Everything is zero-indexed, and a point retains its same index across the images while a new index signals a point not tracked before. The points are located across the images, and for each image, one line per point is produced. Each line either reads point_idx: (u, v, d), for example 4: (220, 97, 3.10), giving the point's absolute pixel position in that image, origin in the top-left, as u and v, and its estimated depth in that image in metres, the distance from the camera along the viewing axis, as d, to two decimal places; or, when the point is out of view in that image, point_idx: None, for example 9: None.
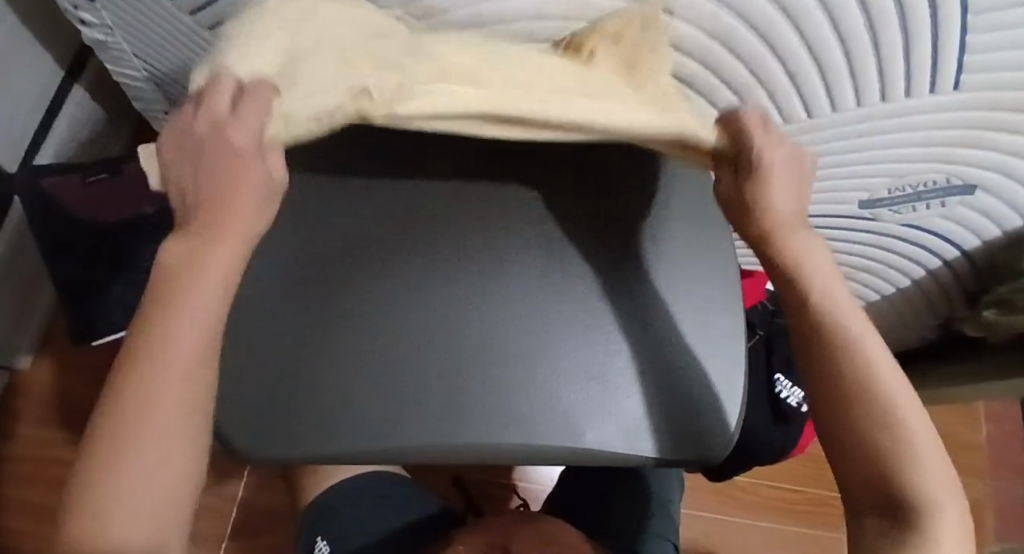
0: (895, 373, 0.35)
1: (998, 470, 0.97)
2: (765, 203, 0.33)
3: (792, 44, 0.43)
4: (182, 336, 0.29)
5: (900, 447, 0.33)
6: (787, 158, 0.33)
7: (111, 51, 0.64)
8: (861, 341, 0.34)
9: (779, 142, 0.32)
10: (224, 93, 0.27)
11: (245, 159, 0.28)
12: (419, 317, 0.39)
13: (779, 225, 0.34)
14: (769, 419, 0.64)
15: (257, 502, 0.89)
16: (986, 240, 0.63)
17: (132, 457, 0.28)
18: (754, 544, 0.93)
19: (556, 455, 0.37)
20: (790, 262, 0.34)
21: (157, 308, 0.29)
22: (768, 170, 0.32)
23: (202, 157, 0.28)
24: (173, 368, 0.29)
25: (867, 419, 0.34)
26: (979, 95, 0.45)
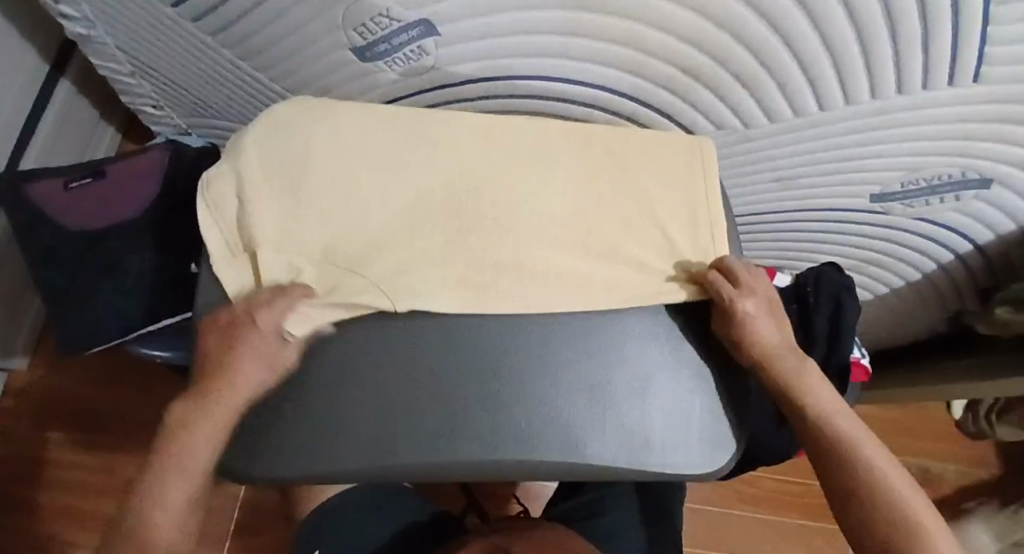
0: (858, 425, 0.41)
1: (1004, 460, 1.00)
2: (745, 338, 0.40)
3: (807, 36, 0.41)
4: (196, 446, 0.37)
5: (877, 487, 0.40)
6: (759, 302, 0.40)
7: (94, 45, 0.62)
8: (823, 405, 0.41)
9: (750, 293, 0.40)
10: (263, 292, 0.38)
11: (257, 337, 0.37)
12: (416, 335, 0.38)
13: (768, 352, 0.40)
14: (774, 424, 0.62)
15: (256, 501, 0.89)
16: (1000, 233, 0.61)
17: (152, 508, 0.36)
18: (758, 537, 0.93)
19: (553, 472, 0.36)
20: (777, 377, 0.41)
21: (175, 429, 0.37)
22: (747, 314, 0.40)
23: (224, 338, 0.37)
24: (182, 479, 0.37)
25: (847, 465, 0.40)
26: (1002, 88, 0.43)
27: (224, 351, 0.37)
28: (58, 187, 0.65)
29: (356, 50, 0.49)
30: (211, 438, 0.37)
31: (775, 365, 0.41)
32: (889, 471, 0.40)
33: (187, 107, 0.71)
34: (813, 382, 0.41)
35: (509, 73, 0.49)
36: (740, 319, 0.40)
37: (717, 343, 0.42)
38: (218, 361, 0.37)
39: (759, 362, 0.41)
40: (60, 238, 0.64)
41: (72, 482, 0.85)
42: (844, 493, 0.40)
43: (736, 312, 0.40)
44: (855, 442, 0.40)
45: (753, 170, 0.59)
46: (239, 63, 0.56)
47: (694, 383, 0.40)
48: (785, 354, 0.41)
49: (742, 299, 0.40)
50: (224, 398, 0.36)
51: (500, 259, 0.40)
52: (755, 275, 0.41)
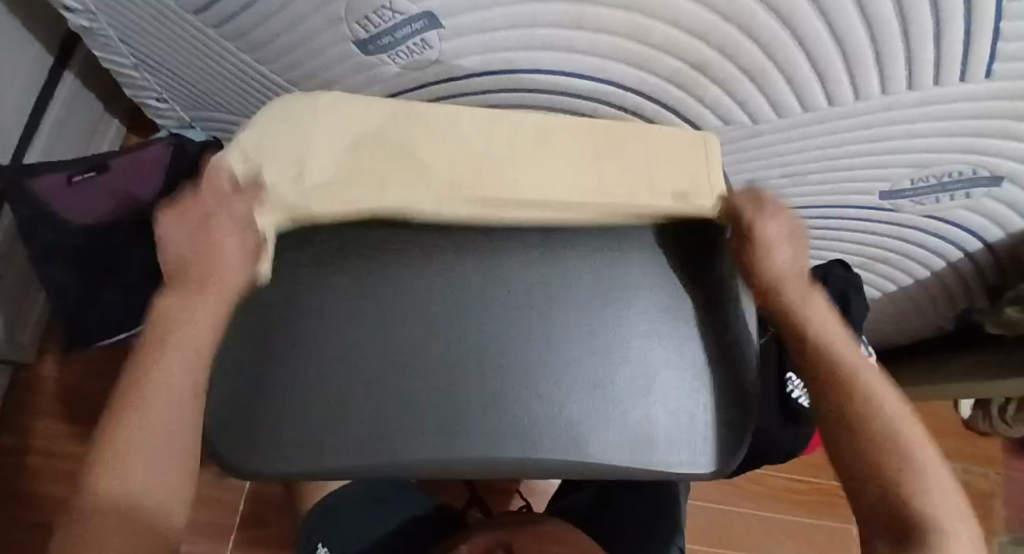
0: (896, 406, 0.41)
1: (1012, 459, 0.99)
2: (761, 261, 0.41)
3: (815, 30, 0.40)
4: (190, 332, 0.36)
5: (904, 476, 0.39)
6: (782, 225, 0.40)
7: (98, 37, 0.62)
8: (862, 376, 0.41)
9: (776, 214, 0.40)
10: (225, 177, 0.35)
11: (240, 214, 0.36)
12: (416, 329, 0.37)
13: (779, 281, 0.41)
14: (780, 420, 0.64)
15: (260, 494, 0.89)
16: (1010, 231, 0.60)
17: (140, 404, 0.35)
18: (762, 534, 0.93)
19: (555, 469, 0.36)
20: (790, 309, 0.41)
21: (161, 320, 0.36)
22: (767, 237, 0.40)
23: (202, 224, 0.36)
24: (174, 369, 0.35)
25: (877, 444, 0.40)
26: (1014, 83, 0.42)
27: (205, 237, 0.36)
28: (62, 180, 0.63)
29: (360, 43, 0.49)
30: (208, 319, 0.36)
31: (784, 293, 0.41)
32: (884, 401, 0.41)
33: (190, 100, 0.70)
34: (847, 350, 0.41)
35: (514, 66, 0.49)
36: (758, 241, 0.40)
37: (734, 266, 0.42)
38: (199, 242, 0.36)
39: (771, 285, 0.41)
40: (65, 235, 0.65)
41: (77, 473, 0.86)
42: (832, 421, 0.41)
43: (757, 232, 0.40)
44: (890, 422, 0.40)
45: (760, 166, 0.58)
46: (242, 56, 0.56)
47: (701, 380, 0.39)
48: (806, 300, 0.42)
49: (765, 220, 0.40)
50: (216, 274, 0.36)
51: (499, 253, 0.39)
52: (782, 203, 0.41)
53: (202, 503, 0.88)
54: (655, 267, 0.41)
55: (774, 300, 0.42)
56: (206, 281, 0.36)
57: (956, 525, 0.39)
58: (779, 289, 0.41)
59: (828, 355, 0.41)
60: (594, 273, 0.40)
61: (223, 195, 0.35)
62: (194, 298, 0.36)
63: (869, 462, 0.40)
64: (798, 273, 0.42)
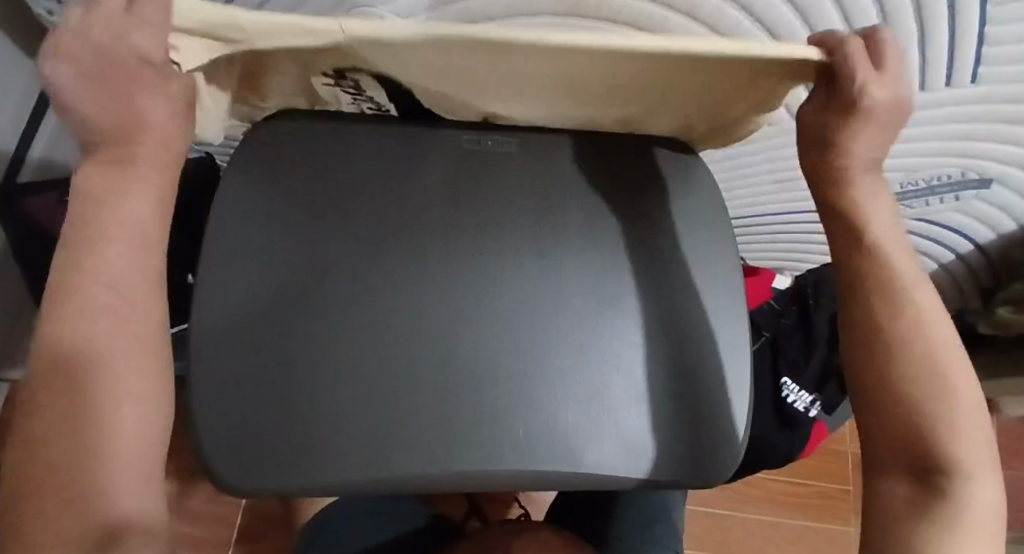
0: (950, 340, 0.35)
1: (1007, 458, 1.01)
2: (838, 137, 0.34)
3: (801, 39, 0.41)
4: (128, 218, 0.31)
5: (938, 413, 0.32)
6: (889, 100, 0.33)
7: None
8: (915, 299, 0.35)
9: (888, 79, 0.32)
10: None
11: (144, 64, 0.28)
12: (409, 342, 0.38)
13: (847, 165, 0.35)
14: (776, 423, 0.65)
15: (258, 510, 0.89)
16: (1000, 232, 0.61)
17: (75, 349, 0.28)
18: (763, 539, 0.93)
19: (548, 480, 0.36)
20: (851, 205, 0.36)
21: (87, 208, 0.30)
22: (868, 108, 0.33)
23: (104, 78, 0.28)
24: (114, 280, 0.30)
25: (911, 377, 0.33)
26: (1001, 86, 0.43)
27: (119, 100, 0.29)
28: (55, 199, 0.65)
29: None
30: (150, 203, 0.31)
31: (852, 184, 0.36)
32: (930, 326, 0.34)
33: None
34: (910, 275, 0.35)
35: None
36: (853, 110, 0.33)
37: (800, 146, 0.37)
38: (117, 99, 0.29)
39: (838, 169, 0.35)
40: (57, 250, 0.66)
41: None
42: (863, 334, 0.35)
43: (861, 97, 0.32)
44: (937, 356, 0.34)
45: (750, 173, 0.59)
46: None
47: (698, 390, 0.39)
48: (873, 200, 0.36)
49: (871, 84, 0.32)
50: (143, 139, 0.31)
51: (493, 260, 0.40)
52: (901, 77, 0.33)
53: (200, 520, 0.88)
54: (649, 279, 0.41)
55: (838, 186, 0.36)
56: (136, 151, 0.31)
57: (988, 476, 0.32)
58: (846, 176, 0.36)
59: (886, 265, 0.35)
60: (586, 285, 0.40)
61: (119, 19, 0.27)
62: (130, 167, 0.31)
63: (896, 391, 0.33)
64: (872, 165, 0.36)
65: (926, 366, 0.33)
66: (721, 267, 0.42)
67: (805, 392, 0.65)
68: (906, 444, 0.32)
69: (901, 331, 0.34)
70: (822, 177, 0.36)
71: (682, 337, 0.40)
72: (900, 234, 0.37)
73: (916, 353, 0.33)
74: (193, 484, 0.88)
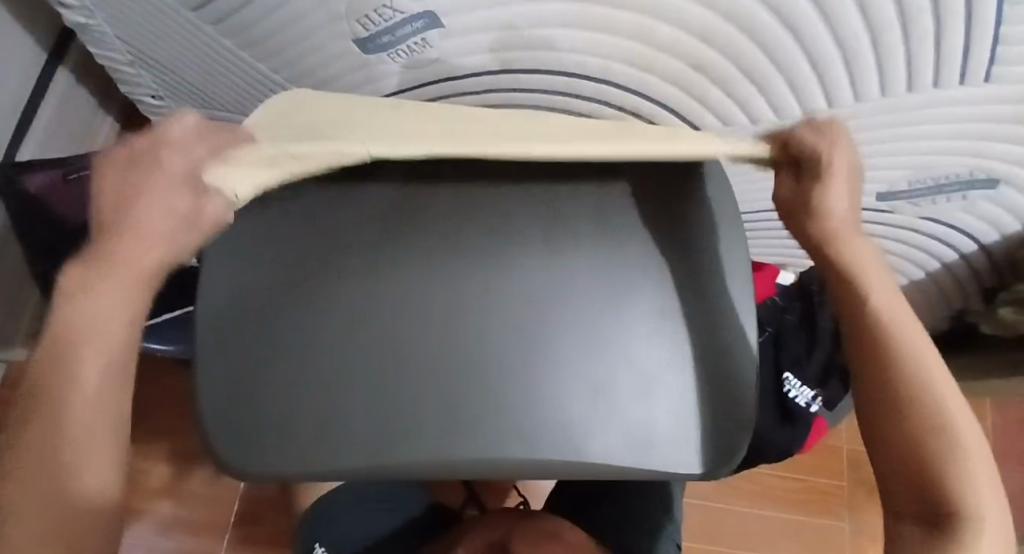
0: (954, 392, 0.35)
1: (1003, 459, 1.03)
2: (820, 205, 0.36)
3: (817, 34, 0.41)
4: (107, 300, 0.31)
5: (954, 468, 0.33)
6: (850, 165, 0.35)
7: (93, 34, 0.61)
8: (920, 357, 0.35)
9: (844, 146, 0.35)
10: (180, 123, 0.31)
11: (167, 171, 0.31)
12: (421, 326, 0.37)
13: (833, 227, 0.36)
14: (777, 420, 0.66)
15: (257, 494, 0.89)
16: (1005, 233, 0.61)
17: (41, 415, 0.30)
18: (757, 533, 0.94)
19: (552, 468, 0.36)
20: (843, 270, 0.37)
21: (70, 286, 0.31)
22: (834, 174, 0.35)
23: (131, 178, 0.31)
24: (88, 358, 0.31)
25: (921, 426, 0.34)
26: (1012, 86, 0.43)
27: (132, 186, 0.31)
28: (58, 178, 0.64)
29: (359, 42, 0.49)
30: (124, 295, 0.31)
31: (838, 247, 0.36)
32: (937, 381, 0.35)
33: (186, 99, 0.69)
34: (911, 333, 0.36)
35: (515, 66, 0.49)
36: (825, 179, 0.35)
37: (785, 215, 0.38)
38: (132, 189, 0.31)
39: (822, 235, 0.36)
40: (63, 231, 0.66)
41: None
42: (870, 397, 0.36)
43: (830, 164, 0.35)
44: (949, 409, 0.34)
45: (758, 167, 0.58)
46: (240, 54, 0.55)
47: (700, 383, 0.39)
48: (864, 261, 0.37)
49: (836, 153, 0.35)
50: (136, 232, 0.31)
51: (500, 240, 0.40)
52: (837, 139, 0.35)
53: (200, 504, 0.88)
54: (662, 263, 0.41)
55: (831, 252, 0.37)
56: (124, 246, 0.31)
57: (998, 522, 0.34)
58: (834, 240, 0.36)
59: (885, 329, 0.36)
60: (589, 269, 0.39)
61: (169, 138, 0.31)
62: (113, 269, 0.31)
63: (910, 447, 0.34)
64: (854, 220, 0.37)
65: (939, 421, 0.34)
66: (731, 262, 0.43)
67: (807, 388, 0.65)
68: (923, 499, 0.34)
69: (912, 388, 0.35)
70: (811, 245, 0.37)
71: (689, 330, 0.40)
72: (894, 288, 0.37)
73: (924, 412, 0.34)
74: (193, 467, 0.88)
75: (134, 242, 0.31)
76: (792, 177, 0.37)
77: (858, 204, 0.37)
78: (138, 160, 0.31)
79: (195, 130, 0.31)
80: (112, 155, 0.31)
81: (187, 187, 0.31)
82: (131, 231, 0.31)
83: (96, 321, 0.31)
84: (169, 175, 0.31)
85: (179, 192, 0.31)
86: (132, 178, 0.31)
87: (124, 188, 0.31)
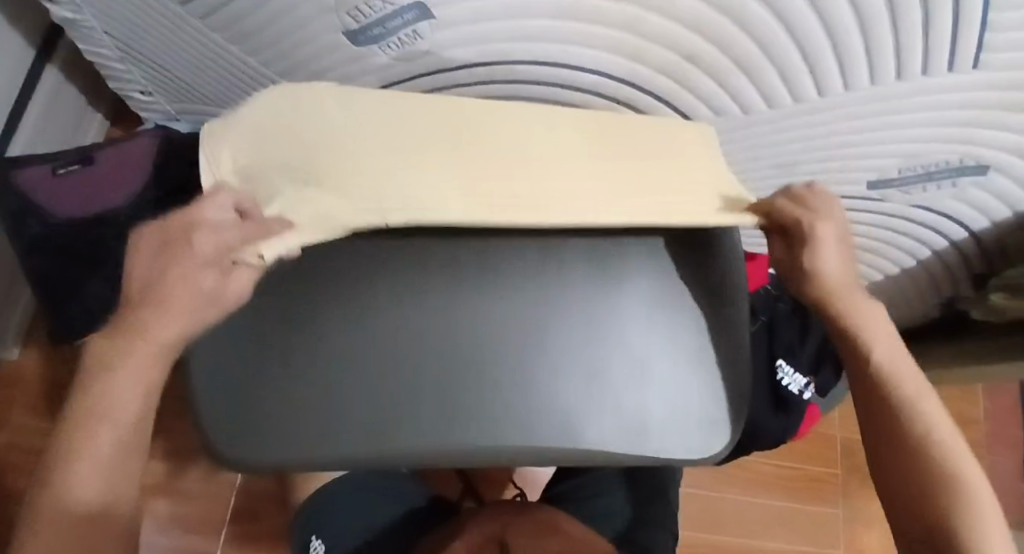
0: (955, 438, 0.43)
1: (995, 445, 1.04)
2: (813, 265, 0.44)
3: (808, 22, 0.41)
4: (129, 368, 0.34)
5: (957, 501, 0.40)
6: (835, 233, 0.44)
7: (81, 29, 0.60)
8: (922, 408, 0.44)
9: (832, 219, 0.43)
10: (219, 204, 0.32)
11: (194, 256, 0.33)
12: (421, 322, 0.38)
13: (832, 285, 0.45)
14: (770, 407, 0.66)
15: (254, 489, 0.90)
16: (996, 220, 0.61)
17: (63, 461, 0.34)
18: (753, 521, 0.94)
19: (549, 455, 0.37)
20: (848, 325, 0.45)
21: (100, 350, 0.35)
22: (819, 235, 0.43)
23: (160, 258, 0.33)
24: (107, 422, 0.35)
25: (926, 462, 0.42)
26: (1000, 74, 0.43)
27: (162, 266, 0.33)
28: (46, 173, 0.66)
29: (350, 34, 0.48)
30: (143, 365, 0.35)
31: (835, 301, 0.45)
32: (939, 428, 0.43)
33: (177, 94, 0.69)
34: (914, 388, 0.45)
35: (507, 58, 0.49)
36: (811, 238, 0.43)
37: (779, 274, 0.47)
38: (160, 269, 0.33)
39: (818, 291, 0.45)
40: (50, 226, 0.66)
41: None
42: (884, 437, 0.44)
43: (813, 233, 0.43)
44: (947, 450, 0.43)
45: (751, 158, 0.58)
46: (230, 48, 0.55)
47: (684, 371, 0.42)
48: (869, 321, 0.46)
49: (819, 222, 0.43)
50: (159, 308, 0.34)
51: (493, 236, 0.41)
52: (833, 206, 0.44)
53: (196, 500, 0.88)
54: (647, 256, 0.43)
55: (834, 308, 0.45)
56: (147, 323, 0.34)
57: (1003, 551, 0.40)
58: (832, 299, 0.45)
59: (891, 380, 0.45)
60: (581, 265, 0.41)
61: (197, 221, 0.33)
62: (135, 340, 0.34)
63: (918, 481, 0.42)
64: (850, 283, 0.46)
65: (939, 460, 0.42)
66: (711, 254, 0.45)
67: (800, 375, 0.66)
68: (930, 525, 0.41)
69: (918, 431, 0.43)
70: (812, 301, 0.46)
71: (674, 325, 0.42)
72: (899, 350, 0.46)
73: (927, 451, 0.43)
74: (188, 464, 0.88)
75: (158, 321, 0.34)
76: (782, 240, 0.45)
77: (855, 271, 0.46)
78: (167, 242, 0.33)
79: (230, 214, 0.33)
80: (146, 233, 0.34)
81: (211, 270, 0.33)
82: (153, 310, 0.34)
83: (117, 396, 0.35)
84: (200, 256, 0.33)
85: (210, 271, 0.33)
86: (160, 260, 0.33)
87: (158, 269, 0.33)
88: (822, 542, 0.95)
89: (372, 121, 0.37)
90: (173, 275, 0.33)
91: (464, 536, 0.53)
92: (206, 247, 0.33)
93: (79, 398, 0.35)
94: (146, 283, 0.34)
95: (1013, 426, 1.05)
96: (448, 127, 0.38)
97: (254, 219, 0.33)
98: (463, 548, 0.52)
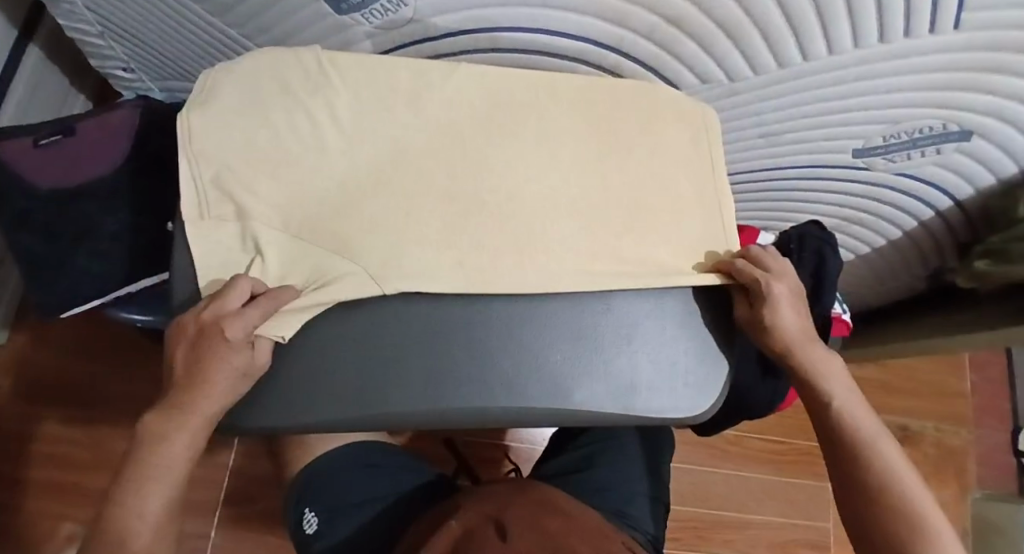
0: (912, 473, 0.43)
1: (982, 417, 1.05)
2: (772, 323, 0.42)
3: None
4: (175, 443, 0.37)
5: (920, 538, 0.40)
6: (789, 289, 0.43)
7: (61, 5, 0.59)
8: (878, 446, 0.44)
9: (781, 277, 0.42)
10: (237, 296, 0.37)
11: (230, 347, 0.36)
12: (408, 299, 0.39)
13: (794, 339, 0.43)
14: (757, 374, 0.65)
15: (249, 471, 0.90)
16: (979, 187, 0.62)
17: (114, 534, 0.36)
18: (745, 495, 0.95)
19: (539, 418, 0.37)
20: (807, 373, 0.44)
21: (147, 432, 0.38)
22: (776, 299, 0.42)
23: (195, 352, 0.36)
24: (158, 486, 0.37)
25: (889, 501, 0.42)
26: (979, 35, 0.43)
27: (198, 357, 0.36)
28: (28, 144, 0.61)
29: (332, 2, 0.48)
30: (185, 437, 0.37)
31: (794, 354, 0.44)
32: (896, 467, 0.43)
33: (160, 70, 0.68)
34: (870, 428, 0.45)
35: (490, 25, 0.49)
36: (769, 302, 0.42)
37: (750, 334, 0.45)
38: (198, 358, 0.36)
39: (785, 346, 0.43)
40: (34, 199, 0.62)
41: (74, 457, 0.89)
42: (849, 476, 0.44)
43: (770, 294, 0.42)
44: (901, 486, 0.42)
45: (737, 128, 0.59)
46: (210, 18, 0.55)
47: (672, 333, 0.42)
48: (825, 365, 0.44)
49: (773, 281, 0.42)
50: (199, 390, 0.36)
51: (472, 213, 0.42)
52: (780, 263, 0.44)
53: (192, 482, 0.88)
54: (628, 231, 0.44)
55: (790, 358, 0.44)
56: (189, 402, 0.36)
57: None
58: (790, 352, 0.43)
59: (845, 422, 0.44)
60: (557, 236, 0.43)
61: (229, 315, 0.36)
62: (177, 416, 0.37)
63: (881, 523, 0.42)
64: (809, 333, 0.44)
65: (897, 496, 0.42)
66: (698, 235, 0.45)
67: None
68: None
69: (876, 468, 0.43)
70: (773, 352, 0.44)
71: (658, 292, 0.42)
72: (853, 389, 0.46)
73: (885, 489, 0.42)
74: None
75: (198, 399, 0.36)
76: (744, 300, 0.44)
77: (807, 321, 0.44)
78: (200, 331, 0.36)
79: (258, 301, 0.37)
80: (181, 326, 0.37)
81: (239, 352, 0.36)
82: (193, 389, 0.36)
83: (167, 461, 0.37)
84: (230, 341, 0.36)
85: (239, 349, 0.36)
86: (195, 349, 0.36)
87: (195, 358, 0.36)
88: (811, 514, 0.96)
89: (349, 106, 0.43)
90: (209, 357, 0.36)
91: (459, 516, 0.51)
92: (235, 336, 0.36)
93: (131, 466, 0.37)
94: (185, 371, 0.37)
95: (1002, 398, 1.06)
96: (416, 115, 0.44)
97: (280, 298, 0.38)
98: (457, 529, 0.49)
